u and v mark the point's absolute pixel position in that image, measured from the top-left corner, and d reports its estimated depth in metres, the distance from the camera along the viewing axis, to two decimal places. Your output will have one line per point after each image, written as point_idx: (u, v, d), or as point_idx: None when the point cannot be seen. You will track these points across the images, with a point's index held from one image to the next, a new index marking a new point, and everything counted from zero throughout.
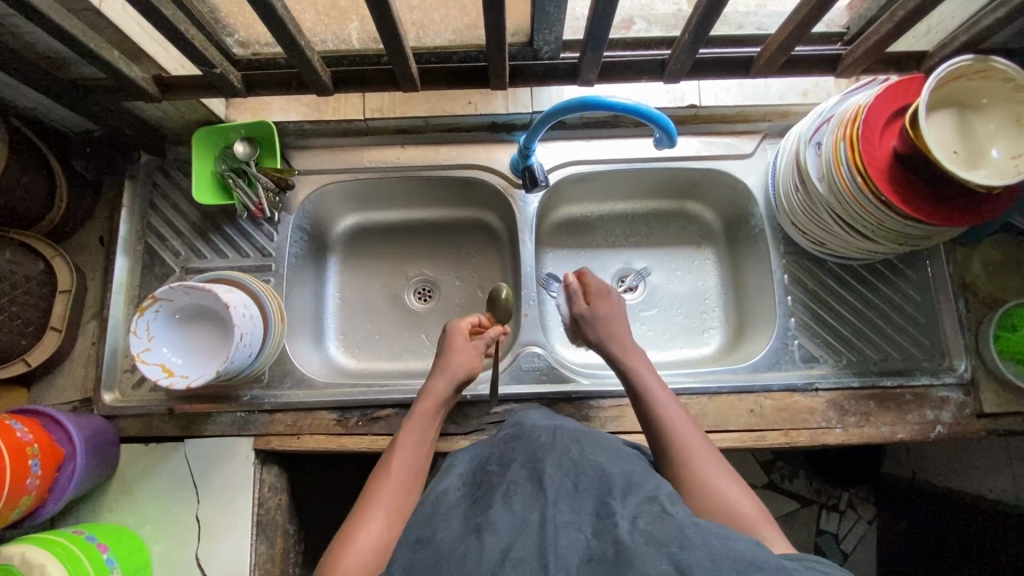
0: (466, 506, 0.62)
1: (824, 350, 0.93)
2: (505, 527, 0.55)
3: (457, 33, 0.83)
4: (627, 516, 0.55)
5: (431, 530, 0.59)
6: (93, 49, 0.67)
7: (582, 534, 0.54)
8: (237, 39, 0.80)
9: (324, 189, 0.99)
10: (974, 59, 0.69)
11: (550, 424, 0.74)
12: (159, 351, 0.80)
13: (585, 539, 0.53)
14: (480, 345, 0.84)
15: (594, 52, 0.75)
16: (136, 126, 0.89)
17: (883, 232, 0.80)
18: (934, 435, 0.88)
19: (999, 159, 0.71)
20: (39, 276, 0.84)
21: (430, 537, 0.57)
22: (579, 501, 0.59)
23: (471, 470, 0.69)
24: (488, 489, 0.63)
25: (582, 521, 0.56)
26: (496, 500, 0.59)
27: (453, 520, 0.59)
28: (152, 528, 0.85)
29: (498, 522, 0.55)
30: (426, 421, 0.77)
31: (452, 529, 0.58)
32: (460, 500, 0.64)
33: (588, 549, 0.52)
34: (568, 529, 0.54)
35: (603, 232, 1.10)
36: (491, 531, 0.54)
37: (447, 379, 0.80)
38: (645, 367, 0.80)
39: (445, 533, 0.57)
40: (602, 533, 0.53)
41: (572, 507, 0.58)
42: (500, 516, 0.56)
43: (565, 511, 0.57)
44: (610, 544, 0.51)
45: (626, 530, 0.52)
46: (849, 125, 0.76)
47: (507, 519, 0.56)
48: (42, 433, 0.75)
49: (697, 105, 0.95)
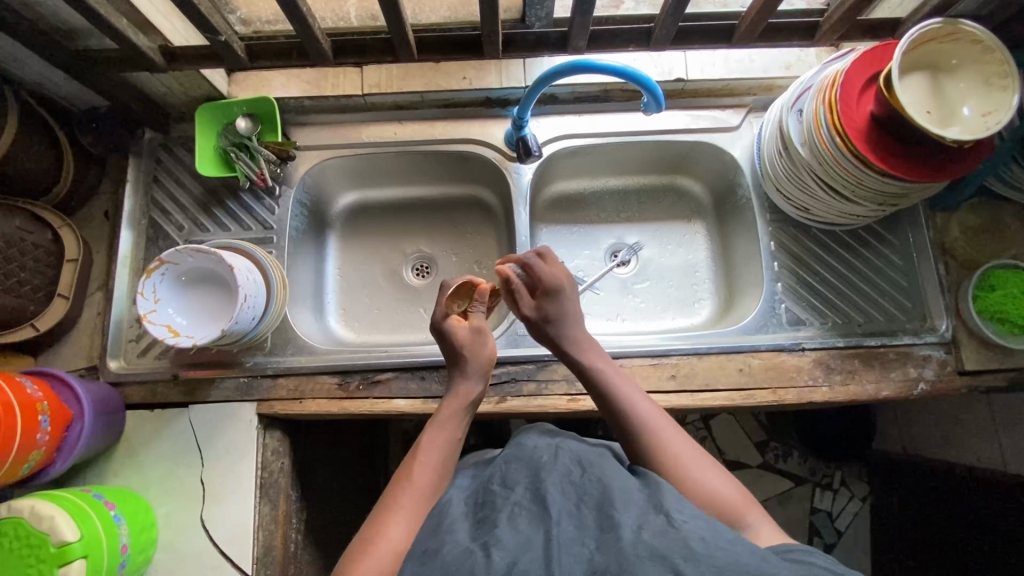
0: (470, 524, 0.63)
1: (809, 313, 0.96)
2: (512, 543, 0.57)
3: (452, 10, 0.90)
4: (632, 527, 0.56)
5: (437, 542, 0.60)
6: (105, 16, 0.70)
7: (585, 548, 0.56)
8: (240, 16, 0.87)
9: (323, 164, 1.02)
10: (943, 22, 0.73)
11: (550, 441, 0.73)
12: (165, 312, 0.83)
13: (589, 554, 0.56)
14: (478, 323, 0.85)
15: (583, 17, 0.77)
16: (140, 100, 0.92)
17: (863, 192, 0.83)
18: (917, 391, 0.91)
19: (971, 117, 0.74)
20: (47, 245, 0.86)
21: (437, 548, 0.59)
22: (582, 517, 0.60)
23: (474, 483, 0.71)
24: (490, 509, 0.63)
25: (586, 535, 0.58)
26: (502, 519, 0.60)
27: (459, 534, 0.61)
28: (157, 491, 0.87)
29: (505, 538, 0.57)
30: (453, 425, 0.77)
31: (459, 542, 0.59)
32: (464, 516, 0.64)
33: (592, 563, 0.55)
34: (572, 546, 0.56)
35: (596, 208, 1.13)
36: (499, 547, 0.56)
37: (477, 379, 0.82)
38: (605, 362, 0.81)
39: (451, 545, 0.58)
40: (606, 547, 0.55)
41: (575, 523, 0.59)
42: (506, 532, 0.58)
43: (568, 528, 0.58)
44: (614, 557, 0.54)
45: (631, 543, 0.54)
46: (828, 90, 0.80)
47: (513, 536, 0.58)
48: (51, 393, 0.77)
49: (684, 78, 0.98)
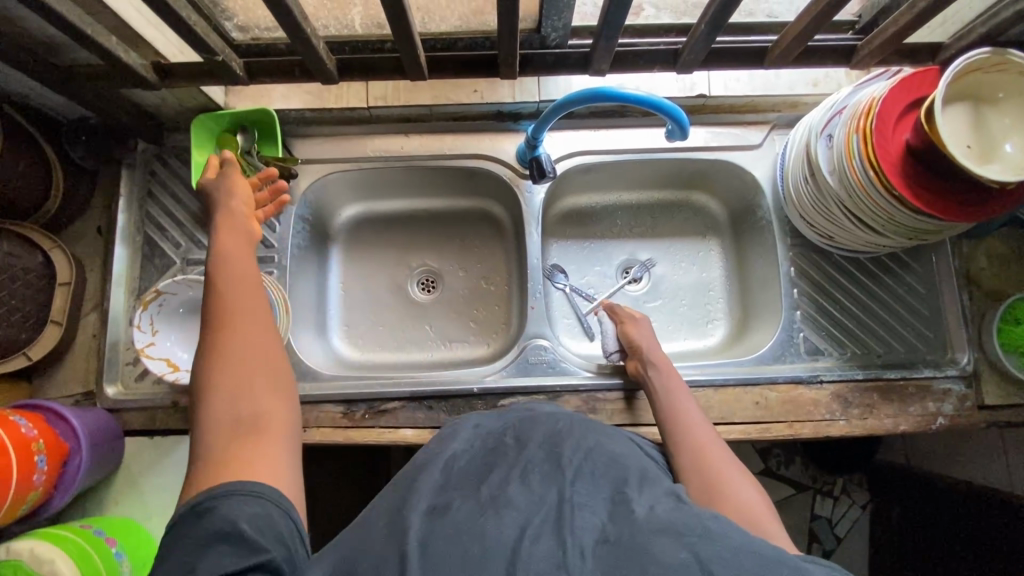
0: (478, 472, 0.61)
1: (828, 343, 0.93)
2: (522, 504, 0.55)
3: (463, 19, 0.82)
4: (645, 505, 0.55)
5: (443, 500, 0.57)
6: (92, 35, 0.65)
7: (599, 517, 0.54)
8: (237, 23, 0.79)
9: (327, 178, 0.97)
10: (992, 52, 0.69)
11: (565, 414, 0.73)
12: (163, 345, 0.80)
13: (602, 522, 0.53)
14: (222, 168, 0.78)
15: (607, 42, 0.73)
16: (133, 113, 0.87)
17: (894, 226, 0.80)
18: (935, 426, 0.89)
19: (1013, 154, 0.71)
20: (37, 268, 0.82)
21: (445, 505, 0.56)
22: (596, 484, 0.58)
23: (481, 434, 0.69)
24: (500, 461, 0.62)
25: (598, 504, 0.56)
26: (514, 477, 0.59)
27: (465, 490, 0.58)
28: (158, 521, 0.85)
29: (516, 498, 0.56)
30: (229, 250, 0.68)
31: (466, 501, 0.56)
32: (470, 466, 0.63)
33: (604, 531, 0.52)
34: (584, 512, 0.54)
35: (607, 223, 1.09)
36: (509, 509, 0.54)
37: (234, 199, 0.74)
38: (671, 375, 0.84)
39: (458, 503, 0.56)
40: (619, 519, 0.53)
41: (590, 489, 0.57)
42: (517, 493, 0.56)
43: (582, 493, 0.57)
44: (626, 529, 0.52)
45: (645, 518, 0.53)
46: (862, 118, 0.75)
47: (525, 497, 0.56)
48: (46, 429, 0.74)
49: (707, 95, 0.94)
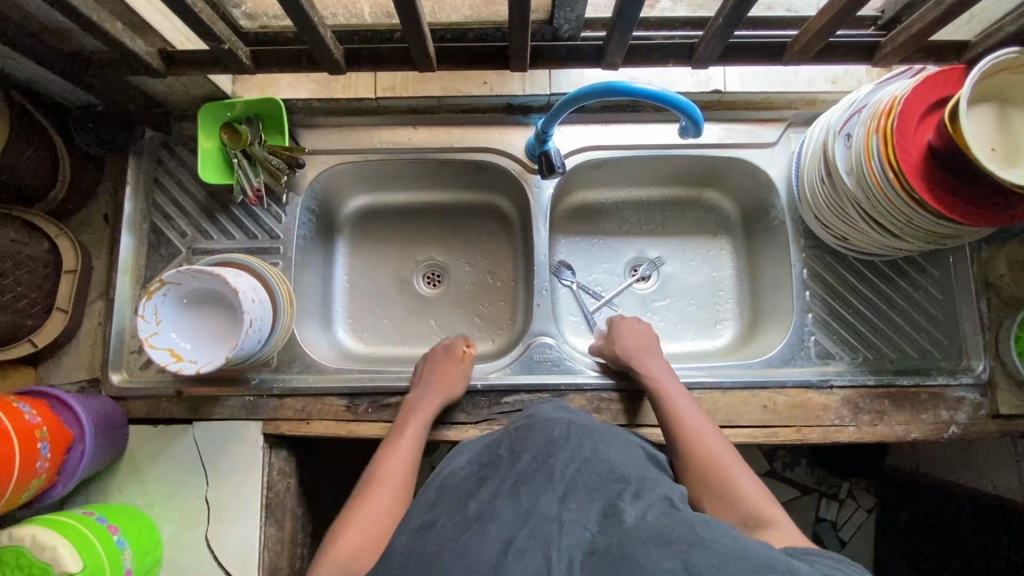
0: (471, 488, 0.64)
1: (840, 347, 0.91)
2: (509, 519, 0.57)
3: (474, 8, 0.80)
4: (635, 514, 0.56)
5: (433, 517, 0.60)
6: (99, 22, 0.64)
7: (587, 531, 0.55)
8: (245, 10, 0.78)
9: (334, 169, 0.96)
10: (1018, 52, 0.66)
11: (563, 416, 0.71)
12: (167, 335, 0.79)
13: (590, 536, 0.55)
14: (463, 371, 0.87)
15: (622, 34, 0.71)
16: (139, 100, 0.86)
17: (912, 230, 0.77)
18: (948, 435, 0.87)
19: None
20: (43, 255, 0.82)
21: (435, 523, 0.59)
22: (586, 497, 0.59)
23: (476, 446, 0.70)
24: (494, 473, 0.64)
25: (588, 517, 0.57)
26: (504, 490, 0.61)
27: (456, 503, 0.61)
28: (162, 508, 0.85)
29: (503, 514, 0.57)
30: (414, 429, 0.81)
31: (456, 515, 0.59)
32: (466, 480, 0.65)
33: (591, 545, 0.54)
34: (573, 526, 0.55)
35: (616, 219, 1.07)
36: (496, 524, 0.56)
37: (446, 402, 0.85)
38: (662, 371, 0.83)
39: (446, 520, 0.59)
40: (607, 530, 0.54)
41: (580, 501, 0.58)
42: (505, 506, 0.58)
43: (573, 506, 0.58)
44: (613, 541, 0.53)
45: (633, 529, 0.54)
46: (884, 117, 0.73)
47: (512, 510, 0.58)
48: (50, 416, 0.74)
49: (721, 90, 0.92)
